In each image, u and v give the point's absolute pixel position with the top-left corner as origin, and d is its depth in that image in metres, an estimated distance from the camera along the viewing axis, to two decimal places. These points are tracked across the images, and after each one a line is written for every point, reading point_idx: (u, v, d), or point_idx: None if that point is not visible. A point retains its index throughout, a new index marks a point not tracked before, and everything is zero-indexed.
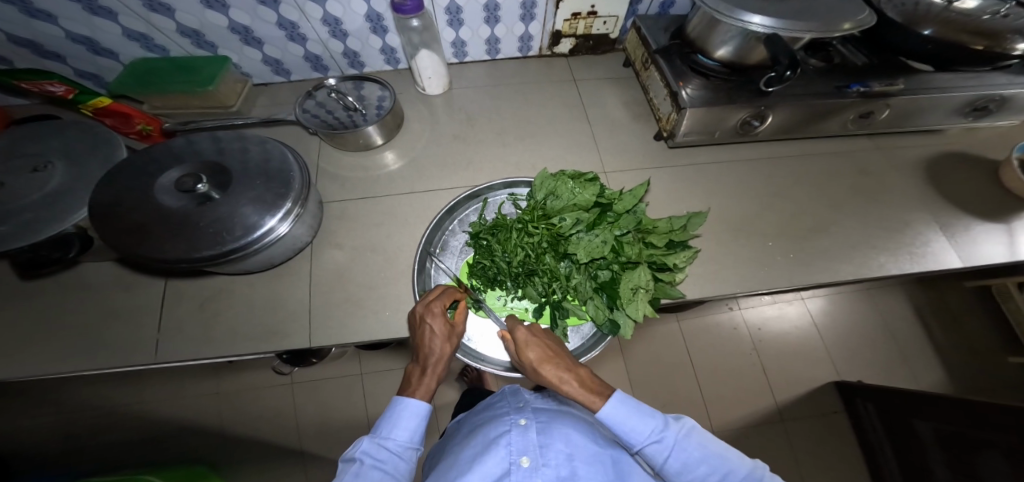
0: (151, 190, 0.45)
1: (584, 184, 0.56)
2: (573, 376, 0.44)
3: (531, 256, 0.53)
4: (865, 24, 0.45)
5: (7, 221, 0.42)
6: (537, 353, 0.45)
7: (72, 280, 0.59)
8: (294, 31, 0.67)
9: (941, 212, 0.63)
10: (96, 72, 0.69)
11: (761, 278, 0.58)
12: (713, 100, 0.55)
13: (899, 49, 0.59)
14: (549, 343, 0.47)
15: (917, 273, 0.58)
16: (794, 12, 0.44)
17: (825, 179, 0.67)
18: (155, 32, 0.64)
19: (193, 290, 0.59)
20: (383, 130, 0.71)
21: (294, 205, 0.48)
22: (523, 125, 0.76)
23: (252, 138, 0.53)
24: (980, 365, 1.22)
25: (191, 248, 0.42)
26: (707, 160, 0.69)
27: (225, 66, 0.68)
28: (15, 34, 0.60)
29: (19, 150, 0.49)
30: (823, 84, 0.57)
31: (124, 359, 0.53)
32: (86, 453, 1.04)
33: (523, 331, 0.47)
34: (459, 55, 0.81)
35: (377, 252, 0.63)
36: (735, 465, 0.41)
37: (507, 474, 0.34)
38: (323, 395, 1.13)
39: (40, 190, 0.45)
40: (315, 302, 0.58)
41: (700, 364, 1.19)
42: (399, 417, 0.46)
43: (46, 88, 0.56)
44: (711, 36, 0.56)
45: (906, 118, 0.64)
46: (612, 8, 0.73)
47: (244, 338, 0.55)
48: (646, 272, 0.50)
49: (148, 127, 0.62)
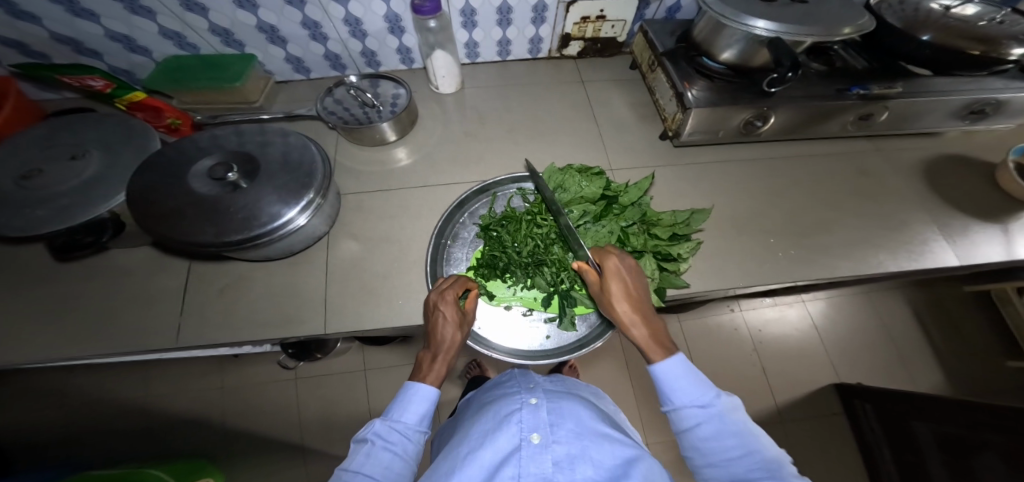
0: (185, 176, 0.48)
1: (591, 178, 0.60)
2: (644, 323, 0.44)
3: (540, 247, 0.59)
4: (864, 28, 0.47)
5: (46, 205, 0.45)
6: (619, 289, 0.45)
7: (101, 265, 0.61)
8: (316, 30, 0.70)
9: (939, 212, 0.65)
10: (127, 69, 0.72)
11: (763, 274, 0.60)
12: (718, 100, 0.57)
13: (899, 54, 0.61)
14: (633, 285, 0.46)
15: (915, 271, 0.59)
16: (798, 17, 0.47)
17: (826, 179, 0.69)
18: (189, 30, 0.66)
19: (215, 277, 0.61)
20: (398, 127, 0.73)
21: (315, 196, 0.50)
22: (532, 123, 0.79)
23: (276, 132, 0.55)
24: (978, 368, 1.24)
25: (221, 233, 0.44)
26: (711, 160, 0.71)
27: (252, 65, 0.71)
28: (57, 31, 0.63)
29: (58, 141, 0.51)
30: (825, 87, 0.60)
31: (150, 341, 0.56)
32: (97, 442, 1.06)
33: (613, 262, 0.47)
34: (471, 56, 0.84)
35: (391, 243, 0.65)
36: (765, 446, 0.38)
37: (518, 449, 0.36)
38: (330, 387, 1.15)
39: (78, 177, 0.47)
40: (331, 290, 0.61)
41: (701, 364, 1.20)
42: (409, 401, 0.48)
43: (86, 82, 0.60)
44: (717, 39, 0.58)
45: (906, 121, 0.66)
46: (621, 12, 0.75)
47: (264, 323, 0.58)
48: (651, 261, 0.53)
49: (177, 120, 0.64)
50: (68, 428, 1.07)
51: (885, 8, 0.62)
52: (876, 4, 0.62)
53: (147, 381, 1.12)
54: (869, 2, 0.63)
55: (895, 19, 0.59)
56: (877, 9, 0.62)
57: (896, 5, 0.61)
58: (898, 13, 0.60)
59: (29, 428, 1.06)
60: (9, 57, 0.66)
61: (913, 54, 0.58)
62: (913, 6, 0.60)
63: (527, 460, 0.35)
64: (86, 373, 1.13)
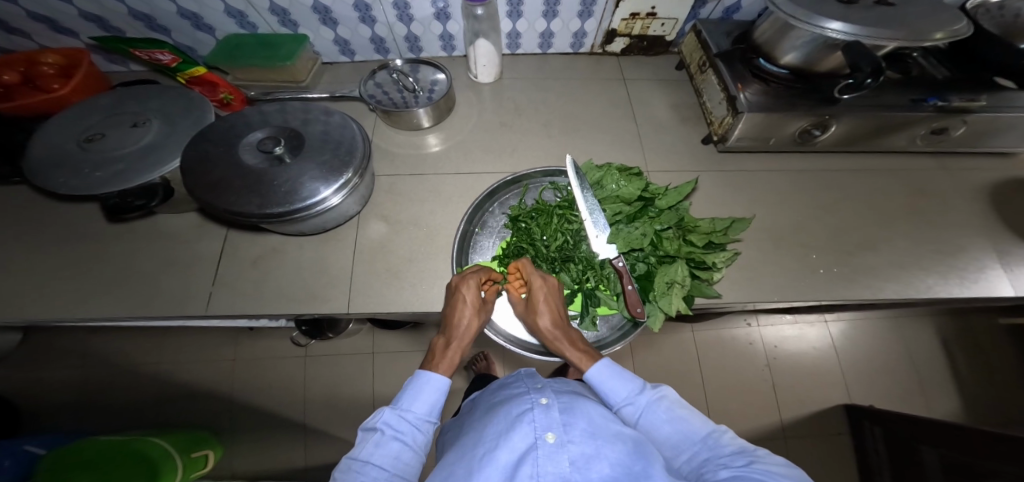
0: (235, 147, 0.48)
1: (629, 178, 0.59)
2: (567, 338, 0.49)
3: (569, 243, 0.58)
4: (959, 34, 0.44)
5: (105, 168, 0.45)
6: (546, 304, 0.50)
7: (147, 231, 0.62)
8: (366, 13, 0.70)
9: (998, 238, 0.62)
10: (191, 45, 0.73)
11: (803, 288, 0.58)
12: (772, 106, 0.55)
13: (989, 64, 0.57)
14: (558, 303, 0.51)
15: (966, 298, 0.57)
16: (880, 20, 0.44)
17: (875, 195, 0.66)
18: (251, 10, 0.67)
19: (249, 248, 0.61)
20: (434, 113, 0.72)
21: (353, 176, 0.49)
22: (570, 118, 0.77)
23: (319, 110, 0.55)
24: (1004, 402, 1.20)
25: (264, 204, 0.44)
26: (756, 168, 0.69)
27: (304, 45, 0.72)
28: (134, 8, 0.64)
29: (122, 108, 0.52)
30: (897, 97, 0.57)
31: (185, 309, 0.56)
32: (121, 400, 1.10)
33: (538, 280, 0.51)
34: (512, 47, 0.83)
35: (422, 228, 0.65)
36: (693, 423, 0.41)
37: (534, 449, 0.35)
38: (342, 367, 1.16)
39: (137, 142, 0.48)
40: (359, 270, 0.60)
41: (715, 377, 1.18)
42: (420, 391, 0.46)
43: (155, 56, 0.62)
44: (781, 42, 0.55)
45: (983, 136, 0.62)
46: (674, 11, 0.73)
47: (293, 298, 0.58)
48: (683, 267, 0.51)
49: (230, 96, 0.65)
50: (90, 387, 1.10)
51: (982, 13, 0.60)
52: (973, 7, 0.60)
53: (167, 348, 1.14)
54: (965, 6, 0.61)
55: (994, 25, 0.58)
56: (973, 13, 0.60)
57: (994, 11, 0.60)
58: (997, 19, 0.59)
59: (52, 385, 1.09)
60: (86, 30, 0.68)
61: (1006, 66, 0.55)
62: (1013, 11, 0.59)
63: (543, 460, 0.34)
64: (108, 335, 1.15)
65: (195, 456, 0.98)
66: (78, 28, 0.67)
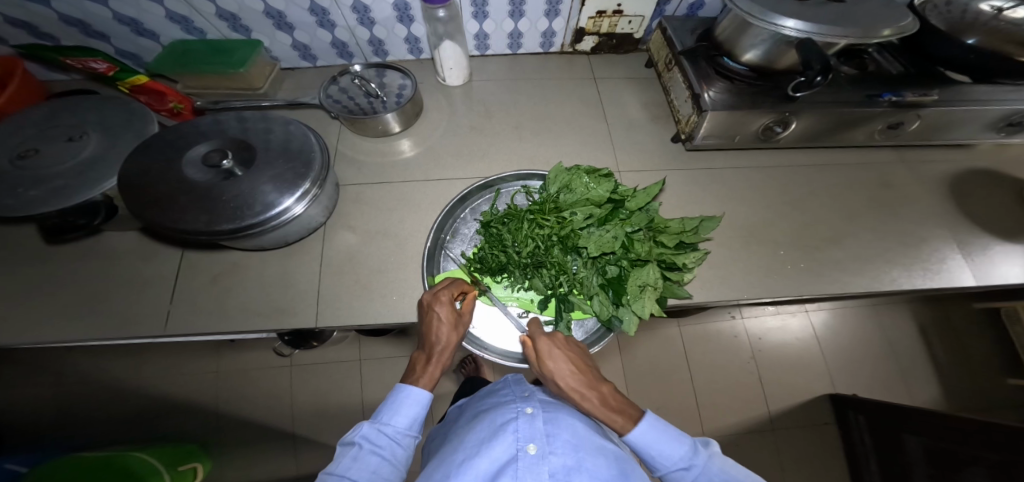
0: (179, 163, 0.46)
1: (598, 180, 0.57)
2: (594, 393, 0.43)
3: (540, 248, 0.54)
4: (906, 31, 0.44)
5: (37, 186, 0.43)
6: (561, 365, 0.45)
7: (95, 248, 0.60)
8: (324, 17, 0.68)
9: (959, 229, 0.63)
10: (134, 52, 0.70)
11: (771, 285, 0.58)
12: (735, 104, 0.55)
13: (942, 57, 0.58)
14: (576, 359, 0.46)
15: (929, 289, 0.58)
16: (831, 18, 0.44)
17: (842, 189, 0.67)
18: (196, 14, 0.65)
19: (209, 263, 0.59)
20: (401, 118, 0.71)
21: (313, 185, 0.48)
22: (541, 119, 0.77)
23: (277, 119, 0.53)
24: (981, 385, 1.24)
25: (213, 221, 0.42)
26: (725, 165, 0.69)
27: (258, 51, 0.69)
28: (64, 13, 0.61)
29: (57, 122, 0.50)
30: (853, 92, 0.57)
31: (141, 328, 0.54)
32: (90, 420, 1.06)
33: (547, 342, 0.46)
34: (481, 48, 0.82)
35: (389, 237, 0.64)
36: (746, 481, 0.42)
37: (514, 460, 0.34)
38: (324, 378, 1.14)
39: (74, 157, 0.46)
40: (324, 282, 0.59)
41: (700, 372, 1.18)
42: (400, 405, 0.46)
43: (89, 64, 0.58)
44: (741, 38, 0.55)
45: (938, 130, 0.64)
46: (639, 8, 0.72)
47: (255, 314, 0.56)
48: (655, 270, 0.50)
49: (180, 104, 0.62)
50: (58, 409, 1.06)
51: (931, 8, 0.60)
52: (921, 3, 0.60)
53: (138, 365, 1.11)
54: (913, 3, 0.61)
55: (940, 22, 0.58)
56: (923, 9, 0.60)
57: (942, 7, 0.60)
58: (944, 15, 0.59)
59: (17, 408, 1.05)
60: (22, 38, 0.65)
61: (959, 60, 0.56)
62: (960, 7, 0.59)
63: (523, 471, 0.33)
64: (76, 354, 1.11)
65: (183, 470, 0.94)
66: (12, 36, 0.64)
